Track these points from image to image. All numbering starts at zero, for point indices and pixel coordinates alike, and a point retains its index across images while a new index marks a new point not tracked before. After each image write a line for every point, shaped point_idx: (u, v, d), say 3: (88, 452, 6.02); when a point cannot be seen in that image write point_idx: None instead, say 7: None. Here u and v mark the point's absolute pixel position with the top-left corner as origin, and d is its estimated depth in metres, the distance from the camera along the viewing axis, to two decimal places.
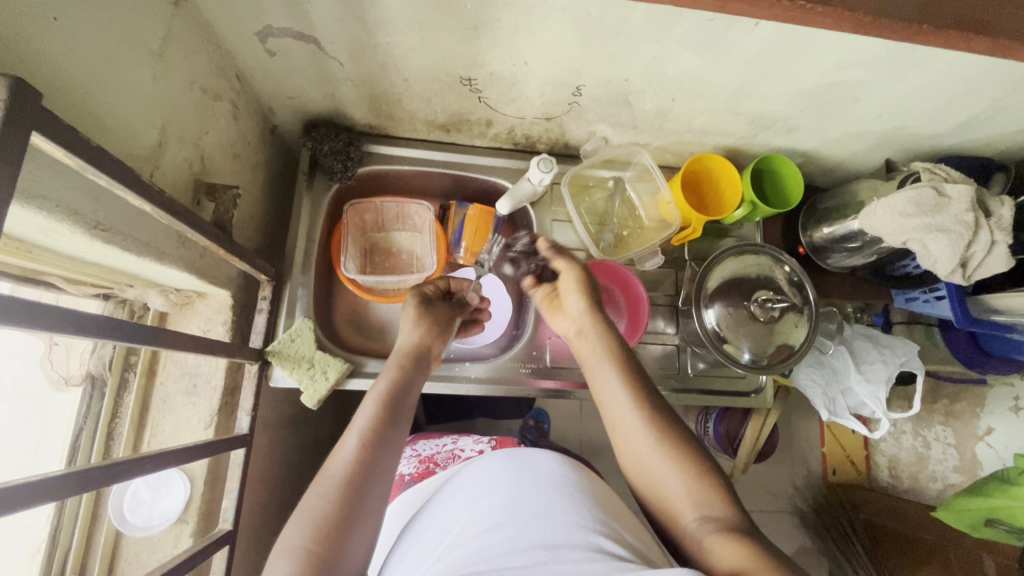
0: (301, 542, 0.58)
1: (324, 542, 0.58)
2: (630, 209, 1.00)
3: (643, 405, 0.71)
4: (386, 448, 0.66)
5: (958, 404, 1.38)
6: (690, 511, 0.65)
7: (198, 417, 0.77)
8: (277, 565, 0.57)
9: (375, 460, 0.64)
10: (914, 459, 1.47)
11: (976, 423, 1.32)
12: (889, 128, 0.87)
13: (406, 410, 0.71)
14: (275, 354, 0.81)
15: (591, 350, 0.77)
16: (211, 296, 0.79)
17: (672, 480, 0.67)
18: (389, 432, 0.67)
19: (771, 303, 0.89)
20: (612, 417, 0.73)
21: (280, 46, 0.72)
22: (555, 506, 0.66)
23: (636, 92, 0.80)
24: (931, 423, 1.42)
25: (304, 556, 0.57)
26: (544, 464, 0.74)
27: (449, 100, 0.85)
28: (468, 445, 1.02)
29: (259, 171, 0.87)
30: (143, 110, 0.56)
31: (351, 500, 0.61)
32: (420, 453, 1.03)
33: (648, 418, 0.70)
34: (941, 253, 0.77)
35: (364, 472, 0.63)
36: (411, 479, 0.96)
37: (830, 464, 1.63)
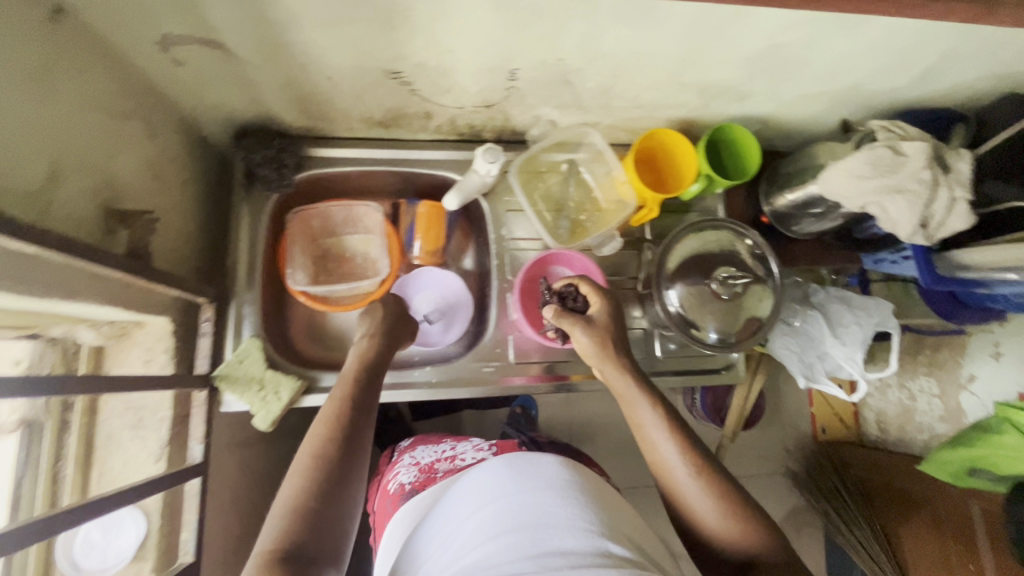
0: (305, 503, 0.56)
1: (319, 500, 0.57)
2: (587, 191, 0.98)
3: (694, 454, 0.70)
4: (368, 412, 0.67)
5: (940, 354, 1.37)
6: (704, 514, 0.68)
7: (147, 451, 0.74)
8: (266, 528, 0.55)
9: (362, 418, 0.65)
10: (900, 411, 1.45)
11: (958, 370, 1.31)
12: (843, 87, 0.83)
13: (379, 380, 0.72)
14: (223, 379, 0.79)
15: (637, 394, 0.75)
16: (149, 324, 0.75)
17: (716, 522, 0.67)
18: (369, 399, 0.68)
19: (733, 279, 0.86)
20: (658, 465, 0.72)
21: (186, 54, 0.67)
22: (561, 512, 0.65)
23: (575, 71, 0.76)
24: (915, 374, 1.42)
25: (302, 512, 0.56)
26: (549, 466, 0.72)
27: (380, 95, 0.80)
28: (469, 451, 0.92)
29: (190, 188, 0.82)
30: (22, 140, 0.51)
31: (340, 457, 0.60)
32: (419, 461, 0.93)
33: (697, 467, 0.69)
34: (900, 215, 0.75)
35: (350, 428, 0.63)
36: (411, 489, 0.86)
37: (820, 422, 1.67)
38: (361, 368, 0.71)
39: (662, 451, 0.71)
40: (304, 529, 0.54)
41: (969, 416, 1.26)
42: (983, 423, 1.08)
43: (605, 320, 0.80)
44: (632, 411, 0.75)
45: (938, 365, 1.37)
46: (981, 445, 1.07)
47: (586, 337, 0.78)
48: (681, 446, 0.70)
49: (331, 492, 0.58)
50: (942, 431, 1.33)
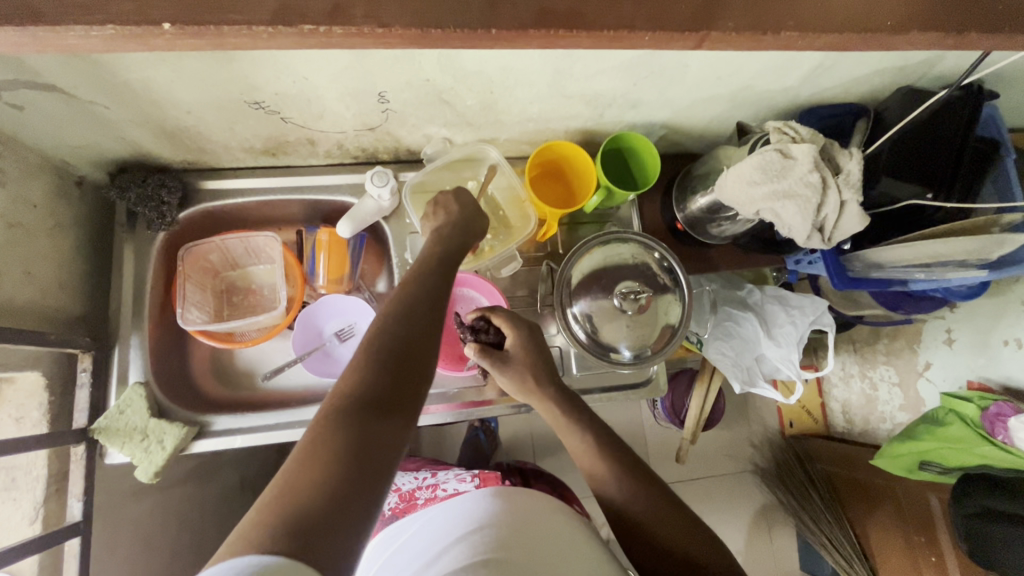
0: (373, 352, 0.54)
1: (404, 355, 0.55)
2: (492, 208, 0.93)
3: (630, 479, 0.67)
4: (449, 279, 0.65)
5: (897, 342, 1.35)
6: (628, 514, 0.67)
7: (22, 512, 0.71)
8: (345, 374, 0.53)
9: (444, 286, 0.63)
10: (863, 402, 1.42)
11: (915, 359, 1.29)
12: (734, 89, 0.80)
13: (460, 253, 0.70)
14: (103, 431, 0.75)
15: (562, 419, 0.72)
16: (20, 379, 0.72)
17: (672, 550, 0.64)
18: (450, 271, 0.66)
19: (637, 294, 0.83)
20: (598, 491, 0.70)
21: (23, 99, 0.64)
22: (550, 557, 0.63)
23: (447, 90, 0.73)
24: (875, 363, 1.40)
25: (381, 365, 0.53)
26: (538, 510, 0.71)
27: (253, 125, 0.77)
28: (450, 480, 0.97)
29: (64, 232, 0.79)
30: None
31: (428, 321, 0.58)
32: (399, 487, 0.99)
33: (636, 489, 0.67)
34: (793, 220, 0.72)
35: (436, 300, 0.61)
36: (392, 515, 0.94)
37: (788, 417, 1.61)
38: (437, 243, 0.69)
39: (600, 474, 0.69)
40: (367, 377, 0.52)
41: (926, 404, 1.25)
42: (929, 415, 1.07)
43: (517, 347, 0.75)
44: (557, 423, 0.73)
45: (896, 354, 1.35)
46: (929, 438, 1.05)
47: (506, 375, 0.75)
48: (618, 471, 0.68)
49: (417, 348, 0.56)
50: (902, 420, 1.31)
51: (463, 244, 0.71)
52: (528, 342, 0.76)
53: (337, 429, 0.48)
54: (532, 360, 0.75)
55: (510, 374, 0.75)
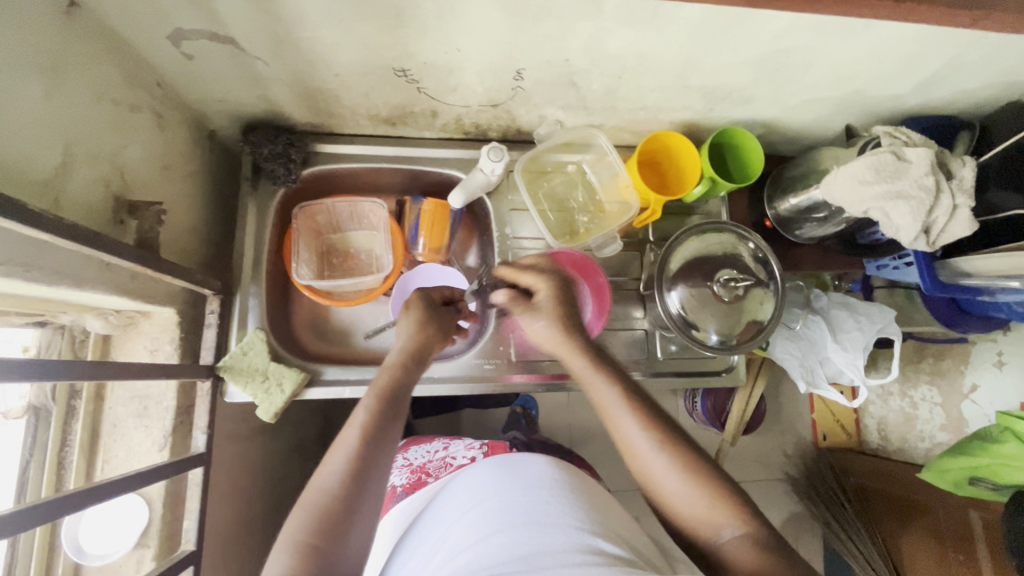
0: (301, 538, 0.57)
1: (326, 537, 0.57)
2: (591, 193, 0.98)
3: (657, 431, 0.66)
4: (388, 439, 0.66)
5: (944, 362, 1.31)
6: (713, 530, 0.61)
7: (151, 439, 0.75)
8: (276, 561, 0.56)
9: (375, 447, 0.64)
10: (901, 419, 1.38)
11: (961, 380, 1.26)
12: (846, 93, 0.83)
13: (408, 398, 0.72)
14: (227, 369, 0.79)
15: (590, 371, 0.71)
16: (156, 314, 0.76)
17: (694, 505, 0.62)
18: (391, 426, 0.67)
19: (734, 282, 0.87)
20: (625, 446, 0.67)
21: (197, 49, 0.68)
22: (554, 511, 0.66)
23: (580, 73, 0.77)
24: (917, 383, 1.36)
25: (306, 550, 0.56)
26: (539, 469, 0.74)
27: (387, 93, 0.81)
28: (460, 451, 0.94)
29: (197, 181, 0.84)
30: (38, 131, 0.52)
31: (351, 497, 0.60)
32: (412, 462, 0.95)
33: (662, 442, 0.65)
34: (903, 220, 0.75)
35: (367, 469, 0.62)
36: (402, 491, 0.88)
37: (822, 430, 1.55)
38: (384, 391, 0.70)
39: (623, 428, 0.67)
40: (324, 483, 0.61)
41: (971, 425, 1.21)
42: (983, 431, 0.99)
43: (552, 302, 0.75)
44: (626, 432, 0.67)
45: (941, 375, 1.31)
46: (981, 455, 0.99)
47: (542, 321, 0.75)
48: (644, 421, 0.67)
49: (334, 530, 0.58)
50: (943, 440, 1.26)
51: (428, 355, 0.78)
52: (560, 293, 0.77)
53: (293, 524, 0.58)
54: (564, 312, 0.76)
55: (546, 319, 0.75)
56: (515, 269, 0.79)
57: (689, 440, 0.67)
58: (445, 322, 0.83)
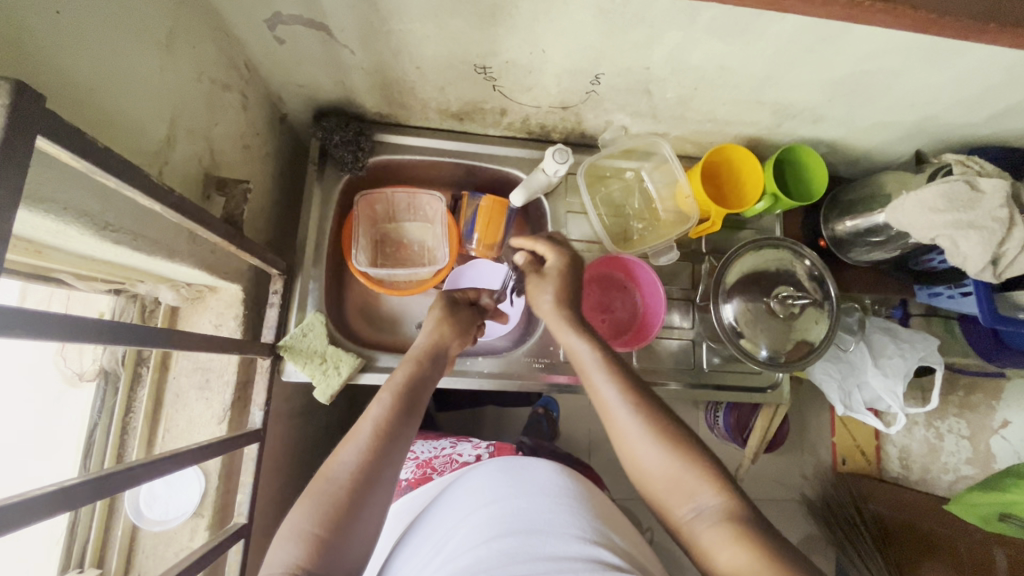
0: (309, 528, 0.57)
1: (332, 530, 0.57)
2: (647, 201, 0.99)
3: (630, 392, 0.67)
4: (402, 437, 0.65)
5: (974, 396, 1.24)
6: (684, 500, 0.61)
7: (211, 412, 0.76)
8: (282, 548, 0.56)
9: (385, 444, 0.63)
10: (925, 450, 1.30)
11: (991, 415, 1.20)
12: (918, 119, 0.83)
13: (422, 397, 0.70)
14: (288, 349, 0.81)
15: (567, 334, 0.74)
16: (223, 290, 0.78)
17: (663, 470, 0.63)
18: (406, 424, 0.66)
19: (791, 300, 0.87)
20: (601, 408, 0.69)
21: (289, 34, 0.69)
22: (556, 518, 0.64)
23: (657, 81, 0.77)
24: (944, 415, 1.29)
25: (312, 541, 0.56)
26: (543, 475, 0.71)
27: (462, 88, 0.82)
28: (467, 450, 0.92)
29: (268, 162, 0.85)
30: (153, 105, 0.54)
31: (360, 491, 0.60)
32: (417, 456, 0.93)
33: (637, 406, 0.66)
34: (972, 250, 0.74)
35: (378, 464, 0.62)
36: (407, 485, 0.86)
37: (840, 453, 1.48)
38: (400, 387, 0.69)
39: (601, 392, 0.68)
40: (334, 473, 0.61)
41: (999, 461, 1.16)
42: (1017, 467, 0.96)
43: (564, 271, 0.77)
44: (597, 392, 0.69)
45: (970, 407, 1.25)
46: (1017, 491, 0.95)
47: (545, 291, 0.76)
48: (620, 386, 0.68)
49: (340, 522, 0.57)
50: (969, 474, 1.20)
51: (445, 351, 0.76)
52: (573, 267, 0.78)
53: (301, 513, 0.58)
54: (572, 286, 0.77)
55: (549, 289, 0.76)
56: (529, 239, 0.81)
57: (665, 408, 0.67)
58: (462, 324, 0.79)
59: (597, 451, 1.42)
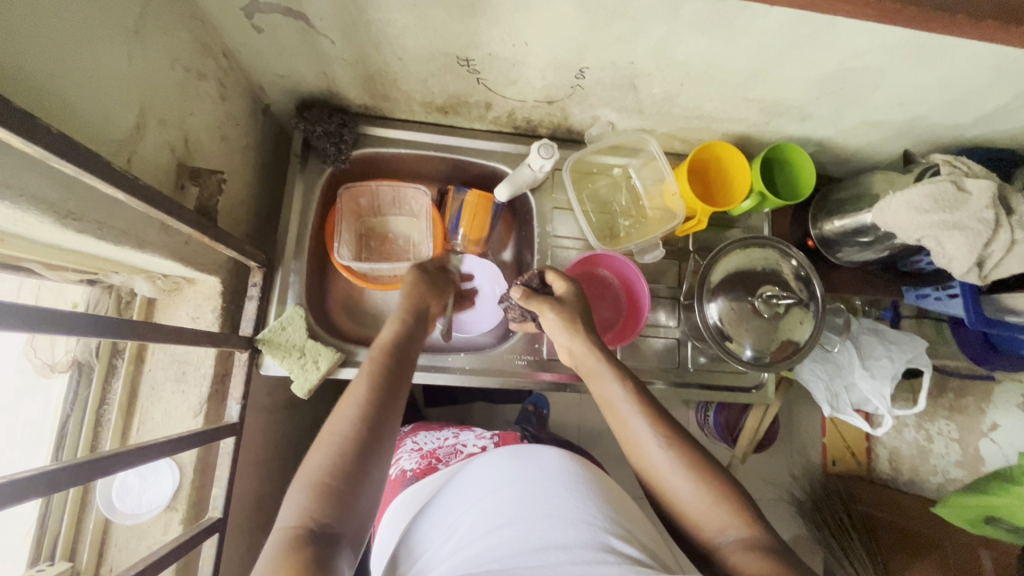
0: (320, 478, 0.56)
1: (344, 478, 0.56)
2: (634, 198, 0.98)
3: (661, 424, 0.66)
4: (397, 392, 0.65)
5: (963, 399, 1.21)
6: (713, 530, 0.60)
7: (187, 405, 0.75)
8: (293, 502, 0.54)
9: (385, 398, 0.63)
10: (914, 452, 1.28)
11: (980, 417, 1.16)
12: (907, 118, 0.82)
13: (412, 355, 0.71)
14: (266, 342, 0.80)
15: (602, 367, 0.72)
16: (200, 282, 0.77)
17: (693, 501, 0.61)
18: (399, 382, 0.66)
19: (776, 299, 0.87)
20: (629, 440, 0.67)
21: (267, 23, 0.68)
22: (565, 505, 0.60)
23: (643, 76, 0.76)
24: (934, 415, 1.26)
25: (324, 491, 0.55)
26: (553, 459, 0.67)
27: (446, 81, 0.81)
28: (471, 440, 0.92)
29: (249, 154, 0.84)
30: (119, 92, 0.53)
31: (368, 440, 0.59)
32: (421, 448, 0.91)
33: (667, 438, 0.65)
34: (958, 251, 0.73)
35: (380, 413, 0.61)
36: (411, 476, 0.83)
37: (830, 454, 1.49)
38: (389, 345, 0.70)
39: (630, 423, 0.67)
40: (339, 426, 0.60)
41: (988, 464, 1.12)
42: (1002, 470, 0.95)
43: (569, 302, 0.77)
44: (623, 426, 0.68)
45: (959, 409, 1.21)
46: (1003, 493, 0.92)
47: (554, 317, 0.75)
48: (650, 417, 0.67)
49: (350, 471, 0.56)
50: (958, 477, 1.18)
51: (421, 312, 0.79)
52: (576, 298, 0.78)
53: (311, 464, 0.57)
54: (582, 313, 0.76)
55: (557, 319, 0.75)
56: (552, 275, 0.80)
57: (697, 443, 0.66)
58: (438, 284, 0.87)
59: (586, 447, 1.42)
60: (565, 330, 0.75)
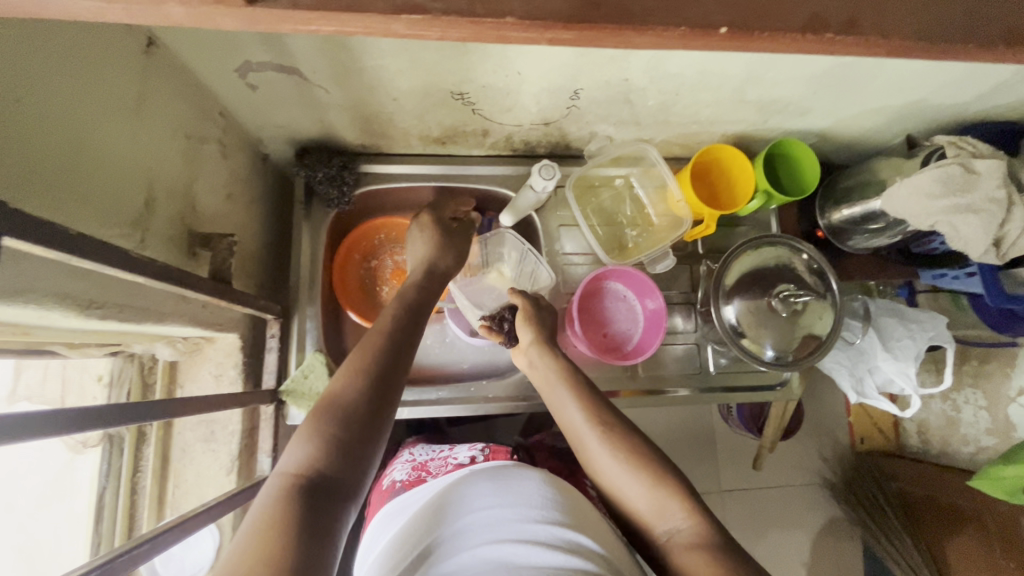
0: (325, 426, 0.55)
1: (348, 430, 0.55)
2: (639, 207, 0.98)
3: (600, 422, 0.71)
4: (410, 344, 0.66)
5: (988, 365, 1.18)
6: (661, 521, 0.65)
7: (219, 463, 0.76)
8: (295, 447, 0.53)
9: (395, 359, 0.63)
10: (943, 423, 1.27)
11: (1006, 383, 1.14)
12: (906, 104, 0.81)
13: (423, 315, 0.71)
14: (289, 393, 0.80)
15: (551, 373, 0.78)
16: (220, 340, 0.77)
17: (641, 496, 0.67)
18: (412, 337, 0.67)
19: (793, 297, 0.86)
20: (576, 439, 0.73)
21: (261, 80, 0.68)
22: (528, 526, 0.58)
23: (637, 91, 0.76)
24: (959, 385, 1.24)
25: (328, 439, 0.54)
26: (529, 485, 0.65)
27: (442, 115, 0.81)
28: (463, 452, 0.82)
29: (254, 206, 0.85)
30: (129, 172, 0.54)
31: (376, 392, 0.59)
32: (415, 459, 0.85)
33: (608, 436, 0.70)
34: (973, 234, 0.72)
35: (392, 365, 0.62)
36: (399, 487, 0.77)
37: (858, 432, 1.43)
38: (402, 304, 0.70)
39: (574, 422, 0.73)
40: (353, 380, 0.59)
41: (1020, 431, 1.10)
42: None
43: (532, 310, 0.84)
44: (571, 424, 0.74)
45: (985, 376, 1.19)
46: None
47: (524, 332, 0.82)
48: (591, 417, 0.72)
49: (365, 428, 0.56)
50: (989, 445, 1.16)
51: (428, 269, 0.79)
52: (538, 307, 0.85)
53: (324, 410, 0.56)
54: (543, 325, 0.83)
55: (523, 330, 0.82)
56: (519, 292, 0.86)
57: (637, 436, 0.71)
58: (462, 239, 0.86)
59: None
60: (530, 332, 0.82)
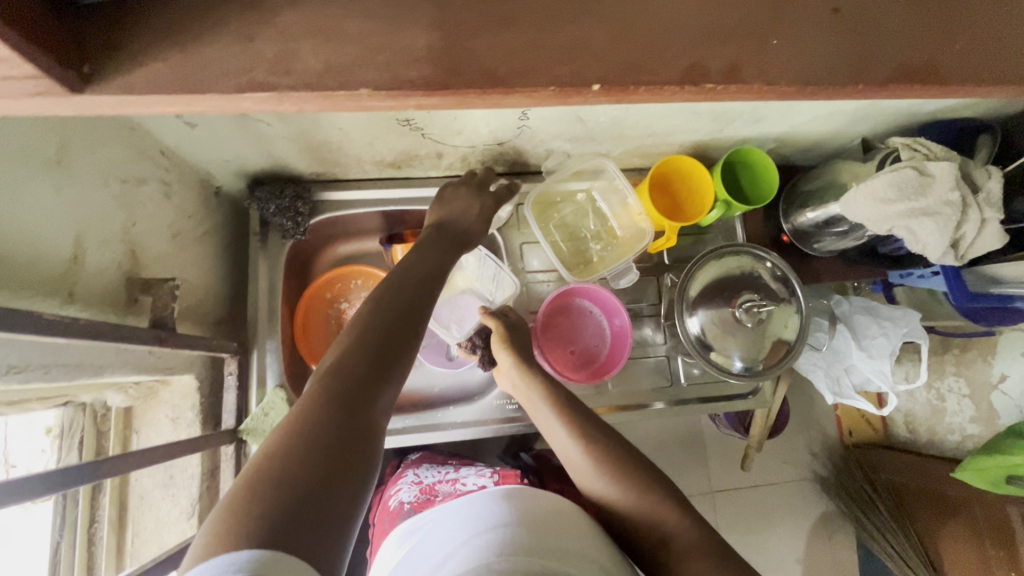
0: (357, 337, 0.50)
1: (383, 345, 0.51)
2: (602, 221, 0.97)
3: (581, 434, 0.71)
4: (441, 275, 0.62)
5: (969, 352, 1.19)
6: (658, 533, 0.62)
7: (179, 508, 0.74)
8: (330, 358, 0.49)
9: (430, 289, 0.59)
10: (929, 412, 1.26)
11: (988, 369, 1.14)
12: (859, 107, 0.80)
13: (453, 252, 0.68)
14: (249, 433, 0.79)
15: (531, 389, 0.78)
16: (175, 382, 0.75)
17: (636, 506, 0.64)
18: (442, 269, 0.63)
19: (758, 306, 0.85)
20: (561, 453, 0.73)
21: (197, 117, 0.67)
22: (572, 539, 0.56)
23: (585, 109, 0.75)
24: (943, 372, 1.24)
25: (364, 350, 0.50)
26: (547, 503, 0.60)
27: (391, 141, 0.80)
28: (471, 478, 0.84)
29: (207, 242, 0.83)
30: (52, 225, 0.53)
31: (407, 315, 0.55)
32: (422, 481, 0.86)
33: (589, 449, 0.69)
34: (930, 237, 0.72)
35: (423, 292, 0.58)
36: (409, 510, 0.78)
37: (846, 424, 1.42)
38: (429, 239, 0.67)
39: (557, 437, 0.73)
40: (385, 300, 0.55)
41: (1003, 418, 1.09)
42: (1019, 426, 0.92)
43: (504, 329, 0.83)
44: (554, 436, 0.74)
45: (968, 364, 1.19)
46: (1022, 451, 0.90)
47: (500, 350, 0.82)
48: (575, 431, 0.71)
49: (401, 345, 0.52)
50: (974, 433, 1.15)
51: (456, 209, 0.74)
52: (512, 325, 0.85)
53: (357, 324, 0.52)
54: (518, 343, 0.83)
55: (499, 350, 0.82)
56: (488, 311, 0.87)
57: (622, 450, 0.70)
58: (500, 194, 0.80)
59: None
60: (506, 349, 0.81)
